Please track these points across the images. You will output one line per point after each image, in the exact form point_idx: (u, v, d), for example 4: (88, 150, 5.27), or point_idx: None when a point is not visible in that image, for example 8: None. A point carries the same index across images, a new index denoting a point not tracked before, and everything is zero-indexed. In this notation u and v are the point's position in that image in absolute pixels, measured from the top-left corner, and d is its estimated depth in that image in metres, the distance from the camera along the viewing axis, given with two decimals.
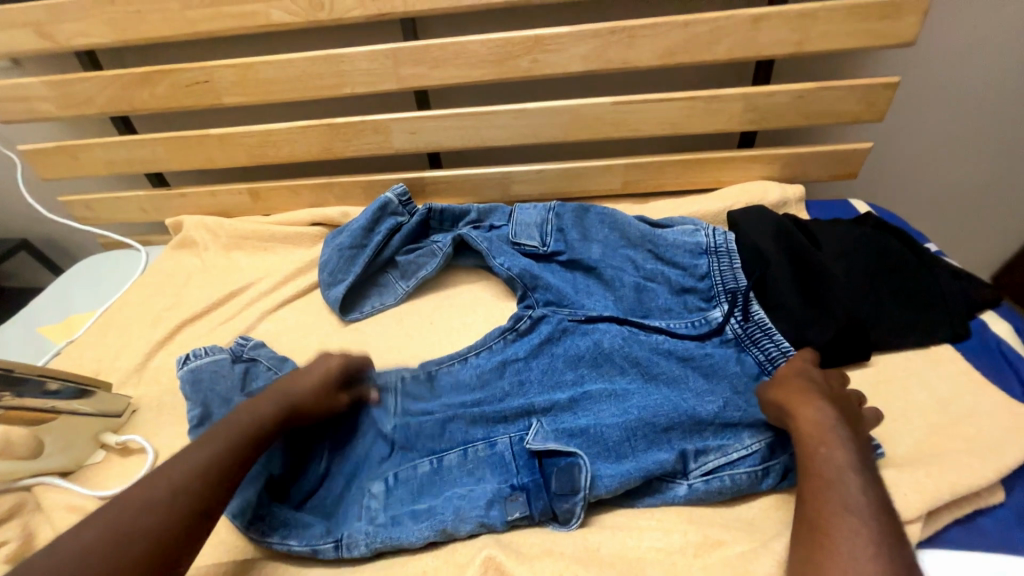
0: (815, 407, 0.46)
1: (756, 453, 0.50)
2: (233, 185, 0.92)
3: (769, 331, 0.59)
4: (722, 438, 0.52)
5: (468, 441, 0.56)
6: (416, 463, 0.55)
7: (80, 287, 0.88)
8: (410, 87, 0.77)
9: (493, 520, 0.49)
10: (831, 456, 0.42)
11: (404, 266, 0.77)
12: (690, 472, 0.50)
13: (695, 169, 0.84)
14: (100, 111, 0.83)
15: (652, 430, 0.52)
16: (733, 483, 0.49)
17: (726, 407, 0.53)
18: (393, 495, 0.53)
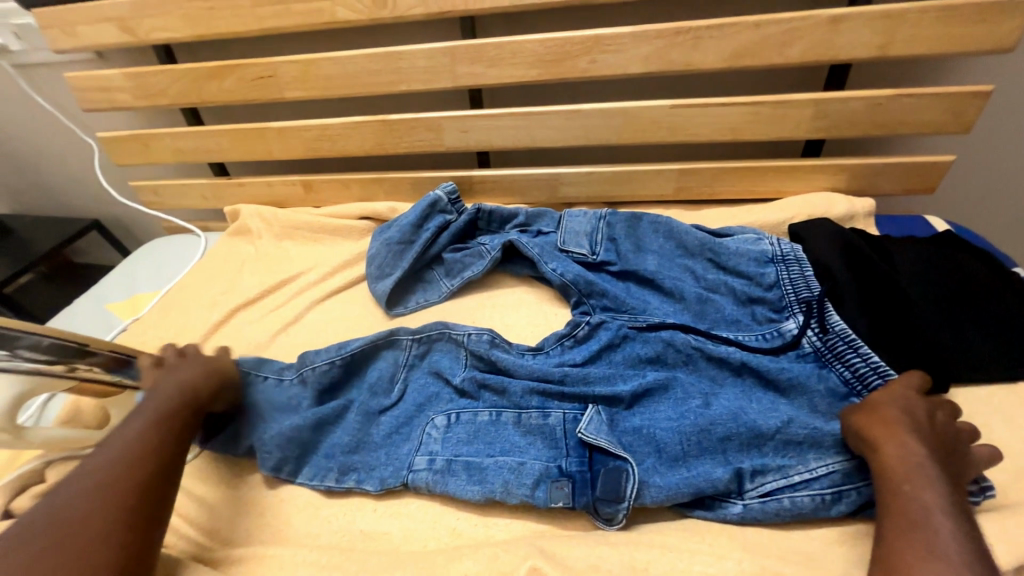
0: (904, 440, 0.43)
1: (826, 478, 0.47)
2: (288, 177, 0.95)
3: (853, 343, 0.54)
4: (786, 458, 0.49)
5: (523, 410, 0.58)
6: (477, 411, 0.58)
7: (145, 268, 0.94)
8: (464, 85, 0.77)
9: (538, 501, 0.50)
10: (918, 496, 0.39)
11: (450, 263, 0.78)
12: (746, 492, 0.49)
13: (754, 178, 0.80)
14: (172, 103, 0.87)
15: (710, 439, 0.51)
16: (793, 506, 0.47)
17: (793, 423, 0.50)
18: (450, 432, 0.57)
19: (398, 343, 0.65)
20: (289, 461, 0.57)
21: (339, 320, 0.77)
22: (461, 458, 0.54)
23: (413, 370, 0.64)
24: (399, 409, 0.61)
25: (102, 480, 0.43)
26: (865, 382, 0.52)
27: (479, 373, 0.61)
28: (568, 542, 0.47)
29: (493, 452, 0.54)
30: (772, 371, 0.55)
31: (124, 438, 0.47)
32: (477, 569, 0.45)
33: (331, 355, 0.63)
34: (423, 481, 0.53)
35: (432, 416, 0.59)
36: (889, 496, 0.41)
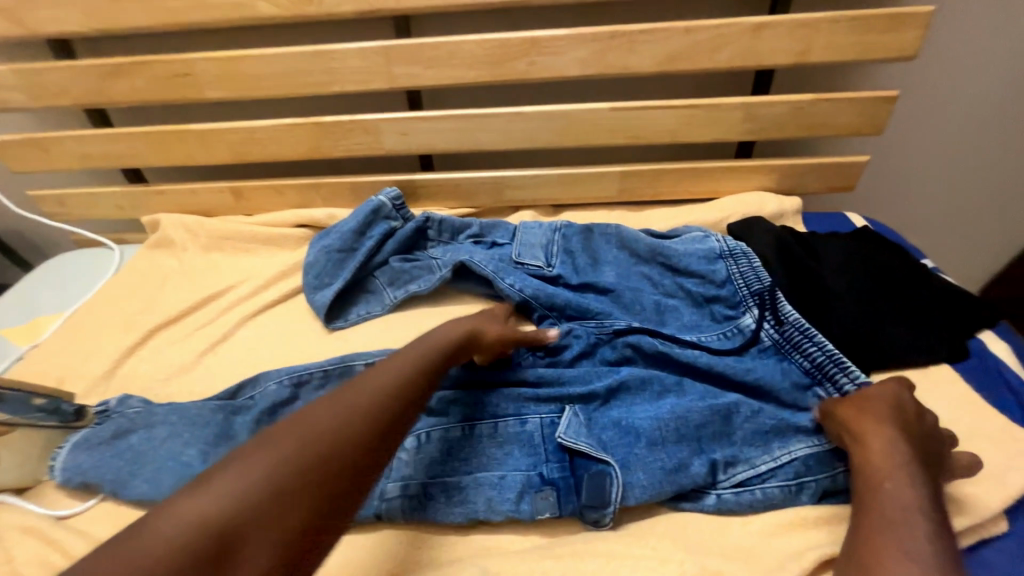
0: (888, 439, 0.45)
1: (786, 469, 0.50)
2: (214, 183, 0.88)
3: (806, 330, 0.57)
4: (751, 448, 0.52)
5: (499, 416, 0.56)
6: (448, 426, 0.55)
7: (47, 287, 0.84)
8: (403, 87, 0.75)
9: (523, 513, 0.50)
10: (899, 493, 0.41)
11: (394, 273, 0.74)
12: (719, 483, 0.51)
13: (692, 179, 0.82)
14: (73, 103, 0.79)
15: (687, 428, 0.52)
16: (764, 497, 0.49)
17: (757, 414, 0.53)
18: (422, 452, 0.53)
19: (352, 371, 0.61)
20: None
21: (275, 338, 0.72)
22: (438, 480, 0.51)
23: None
24: None
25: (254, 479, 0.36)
26: (826, 372, 0.55)
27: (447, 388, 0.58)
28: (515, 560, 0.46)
29: (471, 470, 0.52)
30: (738, 374, 0.56)
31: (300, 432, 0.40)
32: None
33: (279, 375, 0.61)
34: (399, 508, 0.50)
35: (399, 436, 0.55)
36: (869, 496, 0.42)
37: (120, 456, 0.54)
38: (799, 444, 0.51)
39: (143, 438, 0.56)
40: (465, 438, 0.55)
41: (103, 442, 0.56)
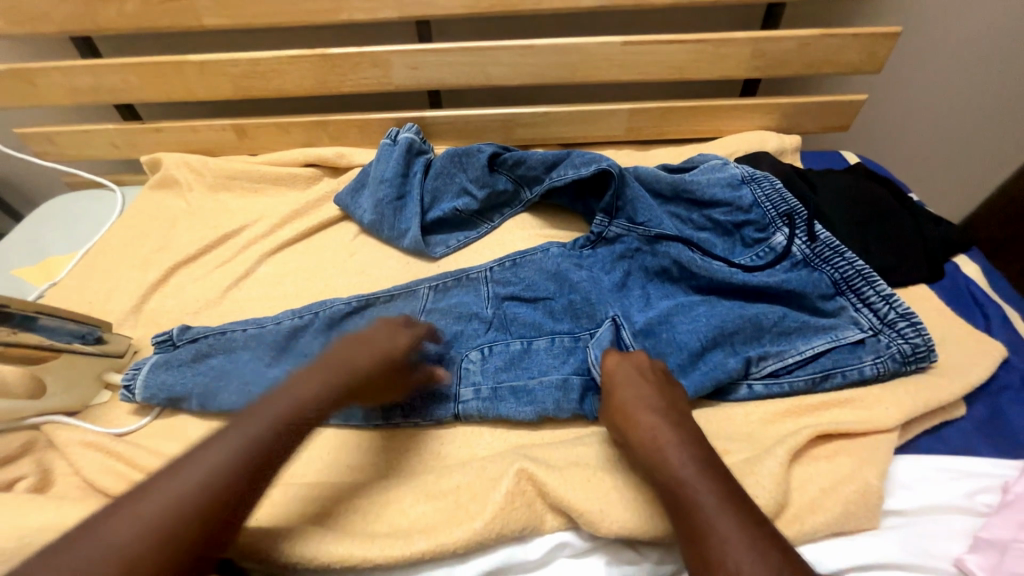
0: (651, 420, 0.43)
1: (815, 362, 0.54)
2: (214, 121, 0.86)
3: (838, 248, 0.60)
4: (781, 345, 0.55)
5: (556, 331, 0.61)
6: (508, 341, 0.60)
7: (52, 227, 0.82)
8: (412, 16, 0.73)
9: (587, 412, 0.54)
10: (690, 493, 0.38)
11: (452, 217, 0.76)
12: (751, 375, 0.54)
13: (698, 117, 0.84)
14: (57, 30, 0.74)
15: (720, 334, 0.56)
16: (791, 389, 0.53)
17: (785, 317, 0.56)
18: (488, 363, 0.58)
19: (417, 293, 0.66)
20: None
21: (298, 273, 0.74)
22: (505, 383, 0.56)
23: (436, 311, 0.64)
24: (422, 349, 0.60)
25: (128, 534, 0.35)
26: (851, 283, 0.58)
27: (508, 305, 0.65)
28: (555, 446, 0.47)
29: (532, 375, 0.56)
30: (764, 282, 0.60)
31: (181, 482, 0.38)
32: (468, 482, 0.45)
33: (347, 297, 0.65)
34: (473, 409, 0.54)
35: (466, 351, 0.59)
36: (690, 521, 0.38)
37: (203, 375, 0.58)
38: (821, 340, 0.55)
39: (224, 359, 0.59)
40: (525, 349, 0.60)
41: (183, 362, 0.59)
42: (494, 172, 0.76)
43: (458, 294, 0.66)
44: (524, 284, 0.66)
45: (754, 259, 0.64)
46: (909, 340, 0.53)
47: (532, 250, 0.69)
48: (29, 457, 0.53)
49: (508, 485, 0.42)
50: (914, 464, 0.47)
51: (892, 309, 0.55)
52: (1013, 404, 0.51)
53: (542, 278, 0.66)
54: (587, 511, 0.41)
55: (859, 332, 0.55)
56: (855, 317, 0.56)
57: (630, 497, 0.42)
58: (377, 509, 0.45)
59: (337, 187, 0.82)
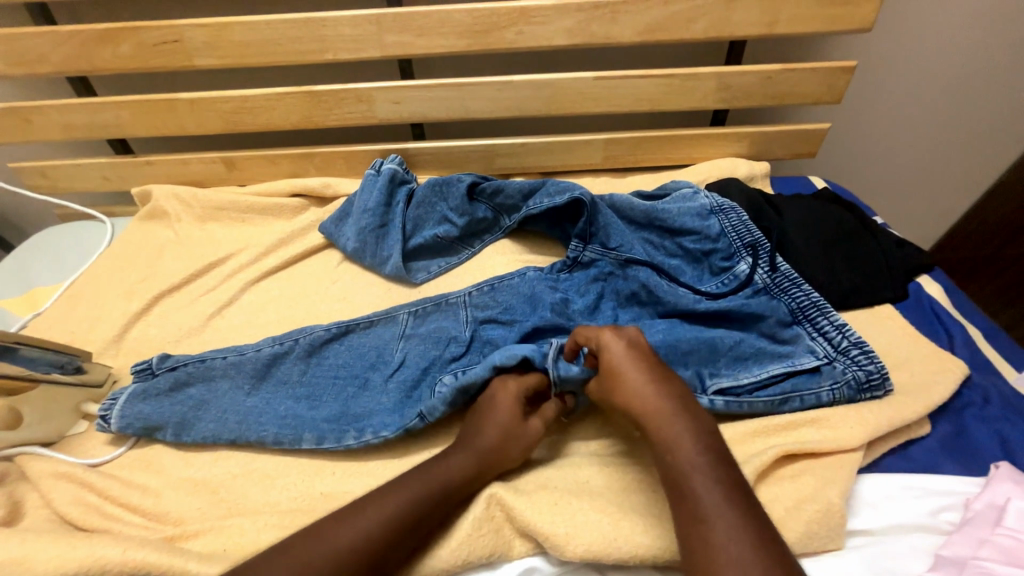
0: (648, 397, 0.44)
1: (771, 383, 0.55)
2: (205, 154, 0.89)
3: (795, 279, 0.62)
4: (736, 369, 0.57)
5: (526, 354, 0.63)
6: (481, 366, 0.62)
7: (40, 258, 0.84)
8: (395, 55, 0.76)
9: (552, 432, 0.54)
10: (683, 469, 0.39)
11: (433, 243, 0.78)
12: (707, 390, 0.55)
13: (671, 146, 0.88)
14: (55, 71, 0.77)
15: (676, 354, 0.57)
16: (746, 406, 0.54)
17: (742, 343, 0.58)
18: None
19: (396, 319, 0.68)
20: (285, 432, 0.56)
21: (281, 299, 0.75)
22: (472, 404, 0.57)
23: (413, 338, 0.66)
24: (398, 375, 0.62)
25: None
26: (806, 313, 0.60)
27: (486, 328, 0.67)
28: (526, 472, 0.48)
29: None
30: (726, 307, 0.62)
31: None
32: None
33: (327, 323, 0.67)
34: None
35: (439, 375, 0.61)
36: (682, 514, 0.38)
37: (182, 403, 0.59)
38: (779, 367, 0.56)
39: (203, 388, 0.60)
40: None
41: (161, 392, 0.59)
42: (474, 200, 0.78)
43: (437, 319, 0.68)
44: (499, 311, 0.68)
45: (719, 286, 0.66)
46: (862, 367, 0.54)
47: (511, 275, 0.71)
48: (0, 489, 0.53)
49: (476, 511, 0.42)
50: (879, 483, 0.48)
51: (845, 338, 0.57)
52: (976, 422, 0.52)
53: (519, 302, 0.68)
54: (553, 535, 0.41)
55: (814, 360, 0.56)
56: (811, 345, 0.58)
57: (596, 521, 0.42)
58: None
59: (322, 215, 0.85)
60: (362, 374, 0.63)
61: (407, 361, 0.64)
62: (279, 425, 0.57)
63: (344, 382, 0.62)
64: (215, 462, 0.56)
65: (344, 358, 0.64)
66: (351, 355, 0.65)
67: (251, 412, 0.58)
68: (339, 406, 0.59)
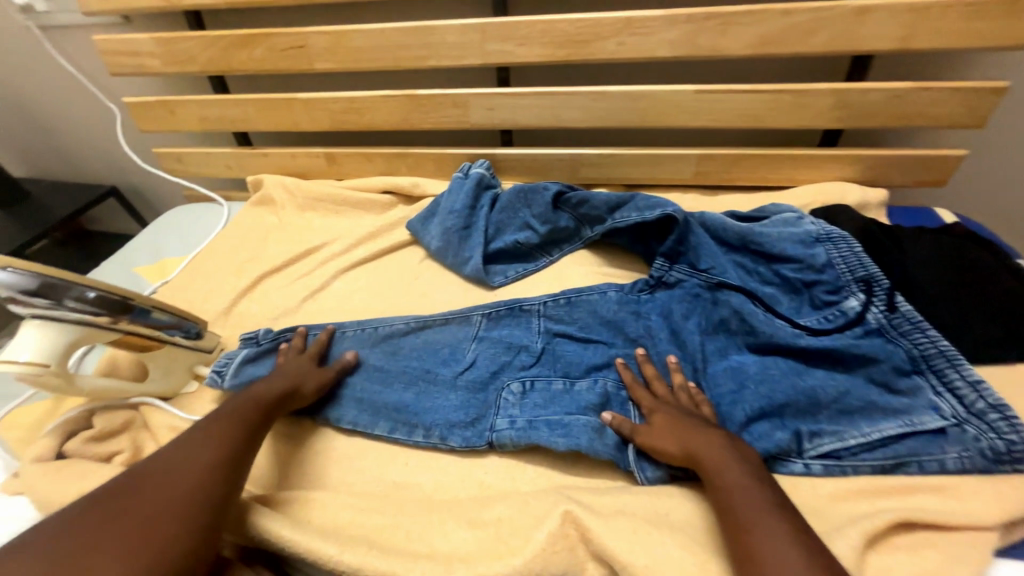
0: (696, 434, 0.49)
1: (882, 442, 0.50)
2: (311, 149, 0.96)
3: (919, 323, 0.55)
4: (840, 424, 0.51)
5: (599, 374, 0.62)
6: (551, 380, 0.62)
7: (169, 233, 0.95)
8: (494, 63, 0.78)
9: (620, 460, 0.52)
10: (730, 489, 0.43)
11: (513, 249, 0.79)
12: (805, 451, 0.50)
13: (771, 166, 0.82)
14: (199, 70, 0.87)
15: (770, 406, 0.53)
16: (850, 470, 0.49)
17: (848, 393, 0.52)
18: (527, 398, 0.59)
19: (471, 319, 0.69)
20: (365, 416, 0.59)
21: (367, 290, 0.79)
22: (542, 418, 0.56)
23: (487, 341, 0.67)
24: (470, 376, 0.63)
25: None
26: (931, 363, 0.53)
27: (560, 341, 0.66)
28: (601, 492, 0.46)
29: (571, 411, 0.57)
30: (830, 345, 0.56)
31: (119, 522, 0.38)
32: (509, 515, 0.45)
33: (407, 317, 0.69)
34: (507, 438, 0.55)
35: (508, 382, 0.62)
36: (740, 535, 0.39)
37: None
38: (893, 424, 0.50)
39: None
40: (566, 388, 0.60)
41: (261, 364, 0.65)
42: (558, 209, 0.78)
43: (510, 325, 0.69)
44: (575, 326, 0.67)
45: (821, 321, 0.60)
46: (1001, 435, 0.47)
47: (590, 290, 0.70)
48: (127, 433, 0.60)
49: (553, 526, 0.41)
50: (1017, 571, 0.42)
51: (981, 399, 0.49)
52: None
53: (598, 318, 0.67)
54: (632, 566, 0.39)
55: (939, 420, 0.50)
56: (935, 401, 0.51)
57: (680, 559, 0.40)
58: (417, 529, 0.45)
59: (409, 213, 0.89)
60: (434, 369, 0.64)
61: (479, 364, 0.64)
62: (358, 412, 0.60)
63: (419, 376, 0.64)
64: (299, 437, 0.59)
65: (420, 352, 0.66)
66: (428, 350, 0.67)
67: (333, 393, 0.61)
68: (412, 396, 0.61)
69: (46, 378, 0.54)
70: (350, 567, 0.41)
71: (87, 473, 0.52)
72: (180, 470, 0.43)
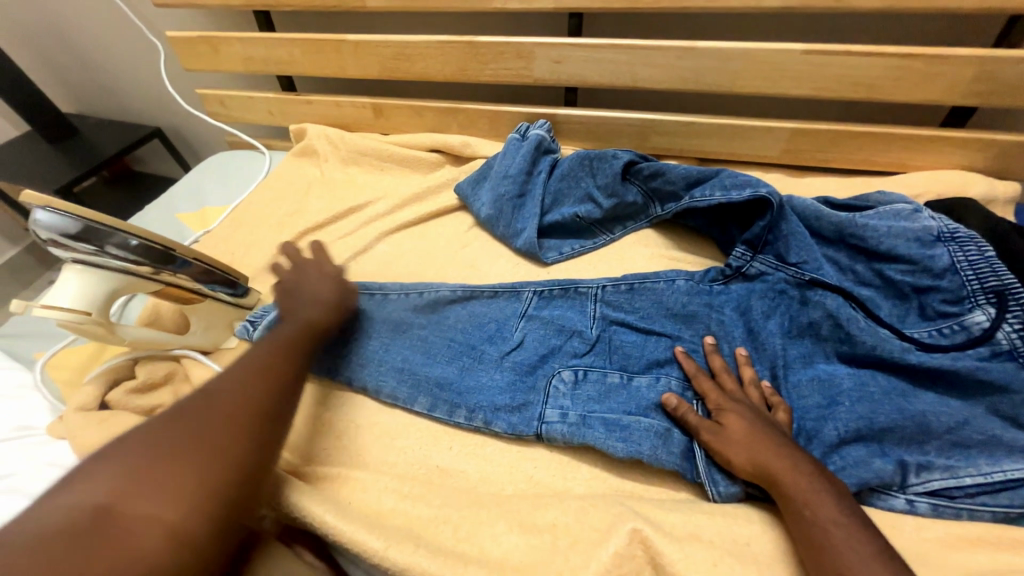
0: (780, 450, 0.42)
1: (1006, 486, 0.43)
2: (357, 99, 0.90)
3: None
4: (954, 459, 0.44)
5: (662, 371, 0.55)
6: (606, 372, 0.56)
7: (211, 180, 0.93)
8: (568, 9, 0.69)
9: (686, 471, 0.47)
10: (820, 523, 0.37)
11: (571, 223, 0.72)
12: (908, 486, 0.44)
13: (879, 147, 0.70)
14: (245, 4, 0.81)
15: (869, 430, 0.46)
16: (963, 512, 0.43)
17: (967, 425, 0.45)
18: (579, 390, 0.54)
19: (520, 296, 0.64)
20: (404, 390, 0.55)
21: (410, 255, 0.75)
22: (596, 415, 0.51)
23: (537, 322, 0.61)
24: (517, 358, 0.58)
25: (100, 489, 0.32)
26: None
27: (618, 330, 0.60)
28: (669, 508, 0.42)
29: (630, 411, 0.51)
30: (947, 366, 0.48)
31: (197, 433, 0.37)
32: (567, 523, 0.41)
33: (451, 286, 0.64)
34: (558, 433, 0.50)
35: (558, 369, 0.56)
36: None
37: None
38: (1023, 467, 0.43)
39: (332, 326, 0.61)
40: (623, 383, 0.54)
41: None
42: (625, 180, 0.70)
43: (564, 306, 0.63)
44: (635, 314, 0.61)
45: (934, 335, 0.52)
46: None
47: (656, 277, 0.63)
48: (169, 386, 0.59)
49: (618, 545, 0.37)
50: None
51: None
52: None
53: (664, 308, 0.61)
54: None
55: None
56: None
57: None
58: (466, 526, 0.42)
59: (458, 176, 0.82)
60: (479, 346, 0.59)
61: (526, 346, 0.59)
62: (397, 386, 0.56)
63: (461, 351, 0.59)
64: (338, 404, 0.56)
65: (462, 328, 0.61)
66: (472, 326, 0.61)
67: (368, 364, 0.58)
68: (455, 374, 0.57)
69: (87, 326, 0.52)
70: (396, 565, 0.38)
71: (128, 428, 0.51)
72: (234, 385, 0.41)
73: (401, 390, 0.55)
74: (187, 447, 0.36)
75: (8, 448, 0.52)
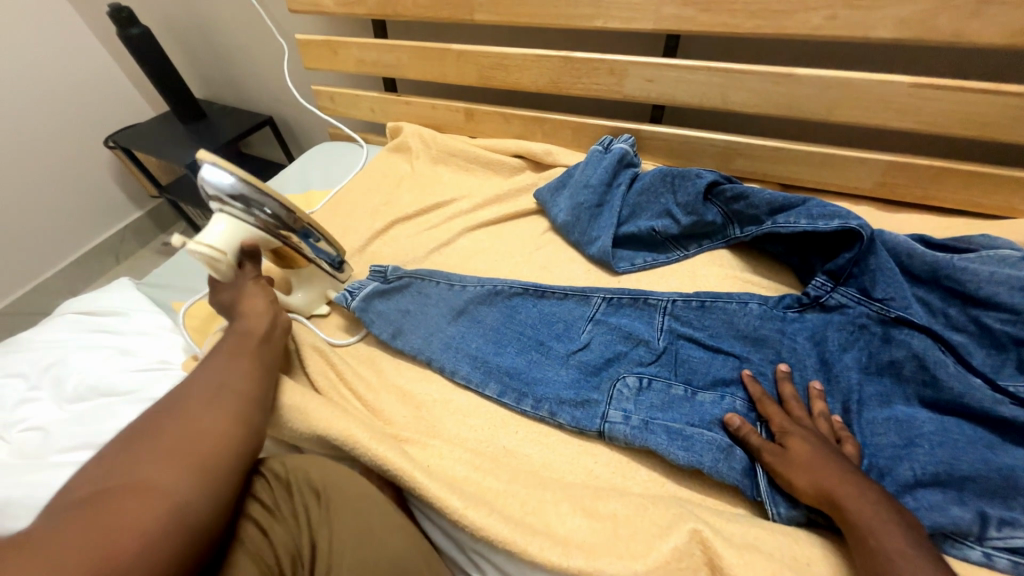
0: (846, 480, 0.42)
1: None
2: (452, 103, 0.97)
3: None
4: None
5: (727, 391, 0.56)
6: (670, 383, 0.57)
7: (317, 167, 1.03)
8: (667, 30, 0.71)
9: (746, 489, 0.48)
10: (886, 554, 0.37)
11: (646, 236, 0.74)
12: (988, 539, 0.43)
13: (989, 188, 0.67)
14: (367, 13, 0.90)
15: (948, 475, 0.45)
16: None
17: None
18: (642, 396, 0.56)
19: (590, 300, 0.67)
20: (477, 375, 0.60)
21: (488, 252, 0.80)
22: (659, 421, 0.53)
23: (605, 327, 0.64)
24: (584, 358, 0.61)
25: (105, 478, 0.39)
26: None
27: (684, 345, 0.61)
28: (729, 517, 0.43)
29: (692, 423, 0.53)
30: None
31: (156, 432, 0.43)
32: (628, 514, 0.44)
33: (525, 283, 0.68)
34: (620, 433, 0.52)
35: (623, 373, 0.59)
36: None
37: (398, 314, 0.67)
38: None
39: (418, 307, 0.67)
40: (687, 396, 0.56)
41: (391, 296, 0.68)
42: (705, 199, 0.71)
43: (632, 315, 0.65)
44: (704, 332, 0.62)
45: None
46: None
47: (729, 298, 0.63)
48: None
49: (678, 541, 0.40)
50: None
51: None
52: None
53: (734, 328, 0.61)
54: None
55: None
56: None
57: None
58: (533, 502, 0.46)
59: (538, 181, 0.87)
60: (548, 343, 0.63)
61: (594, 348, 0.62)
62: (472, 370, 0.61)
63: (531, 344, 0.63)
64: (418, 379, 0.62)
65: (534, 323, 0.65)
66: (543, 323, 0.65)
67: (448, 345, 0.63)
68: (525, 364, 0.61)
69: (220, 266, 0.59)
70: (473, 524, 0.44)
71: None
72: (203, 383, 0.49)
73: (474, 374, 0.60)
74: (133, 448, 0.42)
75: (154, 376, 0.61)
